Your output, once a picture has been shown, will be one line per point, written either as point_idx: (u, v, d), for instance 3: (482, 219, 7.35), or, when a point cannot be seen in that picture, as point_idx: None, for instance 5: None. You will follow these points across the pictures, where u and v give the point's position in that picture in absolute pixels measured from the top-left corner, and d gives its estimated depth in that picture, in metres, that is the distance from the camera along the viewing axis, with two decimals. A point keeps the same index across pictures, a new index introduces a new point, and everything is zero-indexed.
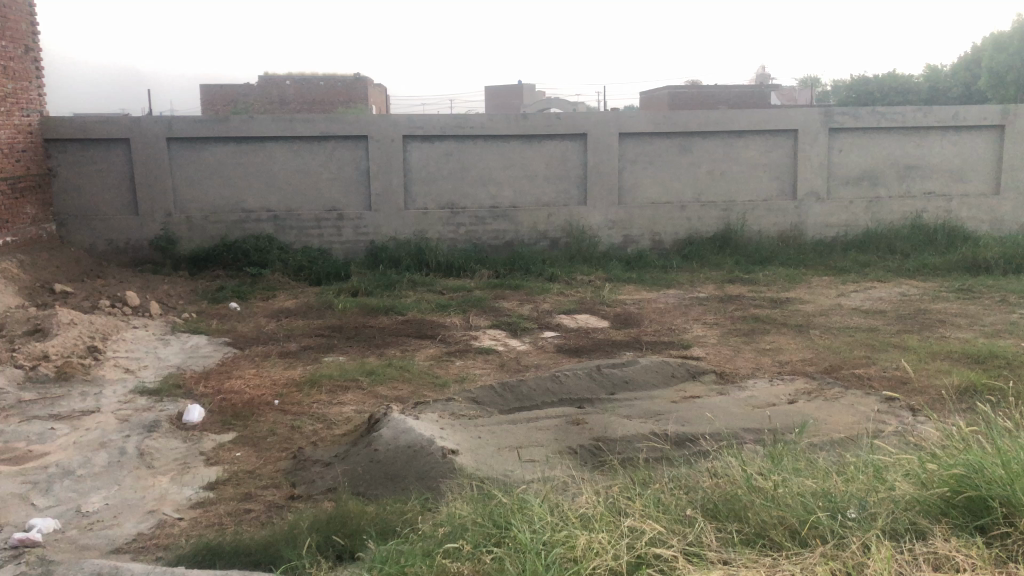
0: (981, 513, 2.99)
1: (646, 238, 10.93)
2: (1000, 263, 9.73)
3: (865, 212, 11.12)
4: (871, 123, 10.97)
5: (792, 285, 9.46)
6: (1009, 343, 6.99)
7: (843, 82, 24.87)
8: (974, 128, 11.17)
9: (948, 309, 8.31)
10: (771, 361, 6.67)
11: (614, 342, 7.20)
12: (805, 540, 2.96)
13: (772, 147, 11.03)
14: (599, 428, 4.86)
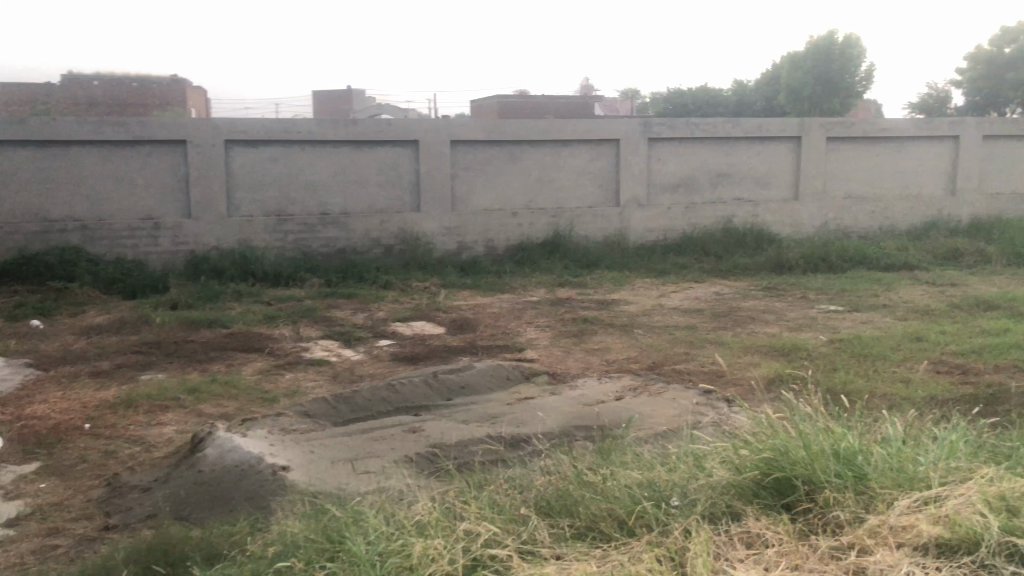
0: (787, 492, 3.24)
1: (478, 244, 11.04)
2: (801, 263, 10.61)
3: (682, 217, 11.79)
4: (685, 133, 11.65)
5: (617, 288, 9.87)
6: (809, 336, 7.63)
7: (660, 94, 26.34)
8: (776, 138, 12.10)
9: (757, 306, 8.97)
10: (600, 360, 6.93)
11: (449, 348, 7.22)
12: (632, 530, 3.09)
13: (596, 156, 11.48)
14: (435, 434, 4.85)
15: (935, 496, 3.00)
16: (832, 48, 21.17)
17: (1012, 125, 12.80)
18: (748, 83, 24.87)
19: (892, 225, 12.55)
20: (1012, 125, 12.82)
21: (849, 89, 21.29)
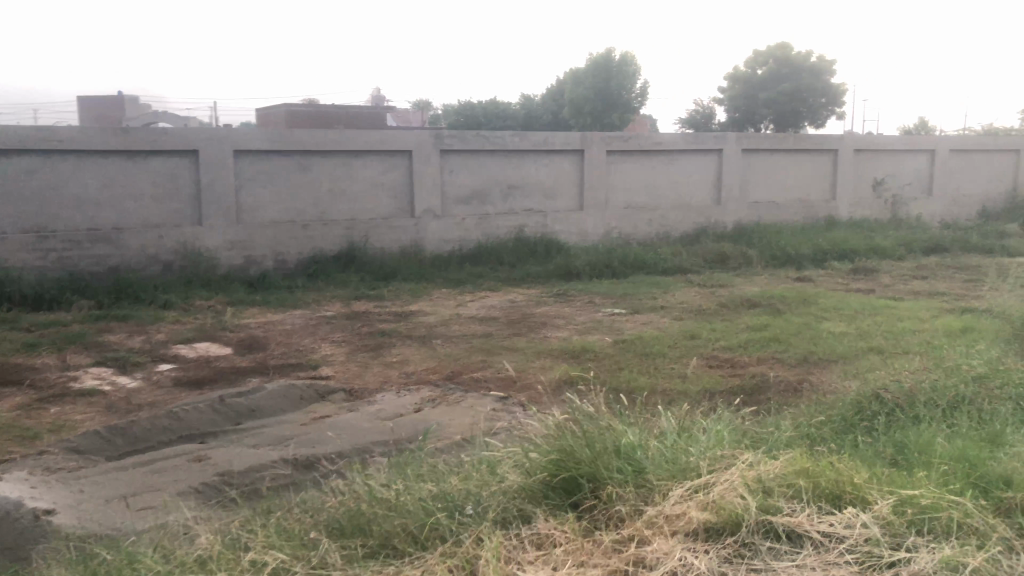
0: (574, 490, 3.39)
1: (268, 259, 10.64)
2: (588, 270, 11.16)
3: (476, 227, 12.01)
4: (476, 145, 11.87)
5: (414, 299, 9.87)
6: (597, 338, 8.03)
7: (452, 106, 26.68)
8: (562, 151, 12.63)
9: (548, 312, 9.31)
10: (397, 373, 6.89)
11: (238, 370, 6.89)
12: (426, 543, 3.10)
13: (388, 167, 11.43)
14: (224, 462, 4.61)
15: (703, 483, 3.26)
16: (610, 65, 22.47)
17: (765, 139, 14.14)
18: (534, 97, 25.77)
19: (666, 231, 13.50)
20: (765, 140, 14.17)
21: (626, 105, 22.68)
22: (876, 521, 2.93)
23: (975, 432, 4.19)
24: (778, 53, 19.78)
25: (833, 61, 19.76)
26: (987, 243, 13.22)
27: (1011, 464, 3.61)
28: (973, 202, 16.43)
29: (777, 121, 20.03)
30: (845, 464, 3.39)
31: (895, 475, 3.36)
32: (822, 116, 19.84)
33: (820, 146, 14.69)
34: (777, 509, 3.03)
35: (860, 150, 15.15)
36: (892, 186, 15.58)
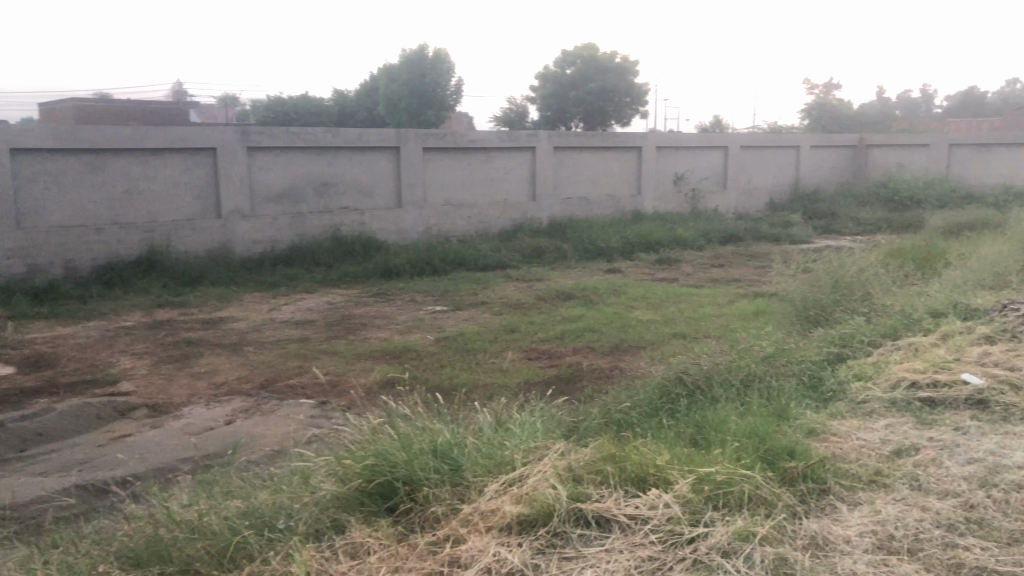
0: (390, 495, 3.34)
1: (55, 267, 9.74)
2: (407, 269, 11.09)
3: (289, 228, 11.59)
4: (286, 142, 11.45)
5: (224, 305, 9.39)
6: (417, 337, 7.99)
7: (260, 102, 25.58)
8: (377, 148, 12.43)
9: (367, 312, 9.16)
10: (206, 384, 6.52)
11: (22, 391, 6.25)
12: (233, 564, 2.95)
13: (191, 166, 10.79)
14: (3, 495, 4.16)
15: (517, 477, 3.32)
16: (423, 63, 22.40)
17: (575, 136, 14.64)
18: (348, 93, 25.19)
19: (484, 228, 13.64)
20: (575, 138, 14.67)
21: (441, 102, 22.74)
22: (677, 500, 3.10)
23: (764, 408, 4.54)
24: (585, 53, 20.57)
25: (635, 62, 20.80)
26: (775, 232, 14.40)
27: (793, 436, 3.93)
28: (762, 194, 17.83)
29: (586, 119, 20.76)
30: (649, 448, 3.56)
31: (693, 454, 3.56)
32: (627, 116, 20.82)
33: (626, 143, 15.40)
34: (586, 496, 3.13)
35: (661, 147, 16.02)
36: (691, 181, 16.60)
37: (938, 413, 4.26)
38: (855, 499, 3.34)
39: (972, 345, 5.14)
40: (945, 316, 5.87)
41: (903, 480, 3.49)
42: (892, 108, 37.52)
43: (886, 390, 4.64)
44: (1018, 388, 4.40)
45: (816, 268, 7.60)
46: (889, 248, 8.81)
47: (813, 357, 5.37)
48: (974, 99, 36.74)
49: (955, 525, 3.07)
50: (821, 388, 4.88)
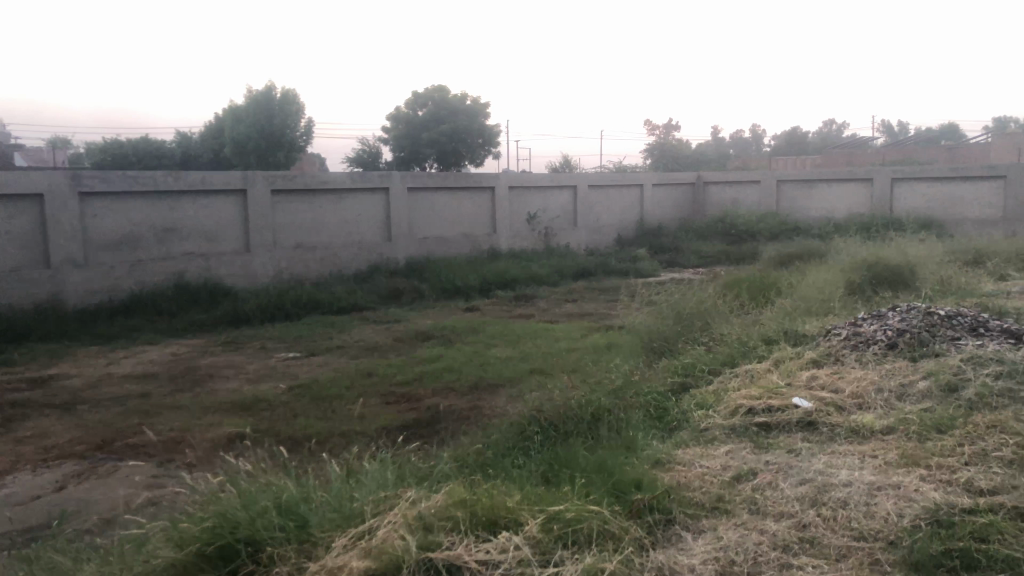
0: (232, 557, 3.17)
1: None
2: (258, 315, 10.71)
3: (127, 276, 10.92)
4: (122, 186, 10.81)
5: (55, 361, 8.70)
6: (269, 386, 7.69)
7: (95, 144, 24.10)
8: (222, 191, 11.97)
9: (215, 362, 8.74)
10: (34, 449, 5.98)
11: None
12: None
13: (15, 213, 9.96)
14: None
15: (367, 529, 3.22)
16: (271, 103, 21.90)
17: (428, 177, 14.67)
18: (190, 135, 24.15)
19: (339, 270, 13.38)
20: (428, 178, 14.70)
21: (290, 144, 22.30)
22: (527, 542, 3.10)
23: (614, 441, 4.66)
24: (436, 95, 20.75)
25: (486, 104, 21.23)
26: (623, 266, 14.92)
27: (641, 467, 4.03)
28: (611, 231, 18.46)
29: (440, 159, 20.94)
30: (500, 489, 3.55)
31: (544, 493, 3.59)
32: (479, 156, 21.29)
33: (478, 183, 15.58)
34: (437, 544, 3.08)
35: (513, 187, 16.33)
36: (544, 219, 16.97)
37: (773, 437, 4.49)
38: (699, 527, 3.46)
39: (801, 369, 5.48)
40: (777, 342, 6.24)
41: (743, 504, 3.65)
42: (726, 147, 40.11)
43: (726, 417, 4.86)
44: (842, 409, 4.71)
45: (661, 300, 7.91)
46: (726, 280, 9.31)
47: (658, 388, 5.58)
48: (797, 139, 39.90)
49: (789, 545, 3.23)
50: (667, 419, 5.05)
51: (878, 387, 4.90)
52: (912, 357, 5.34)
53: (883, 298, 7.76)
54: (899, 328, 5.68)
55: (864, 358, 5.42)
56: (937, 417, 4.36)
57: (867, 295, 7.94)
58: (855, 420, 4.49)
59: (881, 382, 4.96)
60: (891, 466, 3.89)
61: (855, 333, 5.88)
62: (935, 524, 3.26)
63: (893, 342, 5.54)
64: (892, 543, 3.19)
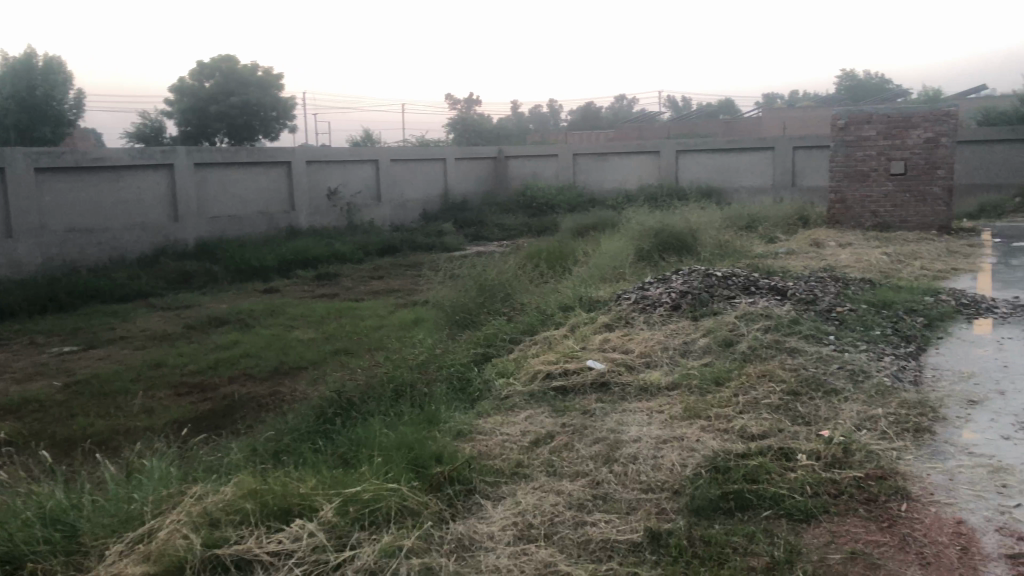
0: None
1: None
2: (25, 308, 9.66)
3: None
4: None
5: None
6: (41, 385, 6.96)
7: None
8: None
9: None
10: None
11: None
12: None
13: None
14: None
15: (146, 532, 2.97)
16: (32, 73, 19.75)
17: (218, 153, 13.85)
18: None
19: (120, 254, 12.35)
20: (218, 154, 13.87)
21: (58, 117, 20.28)
22: (322, 527, 2.99)
23: (416, 416, 4.62)
24: (224, 65, 19.56)
25: (278, 75, 20.34)
26: (429, 241, 14.89)
27: (442, 440, 4.02)
28: (415, 206, 18.35)
29: (232, 133, 19.82)
30: (294, 476, 3.41)
31: (341, 475, 3.49)
32: (274, 129, 20.40)
33: (273, 158, 14.92)
34: (225, 540, 2.90)
35: (311, 162, 15.79)
36: (345, 195, 16.55)
37: (570, 400, 4.63)
38: (498, 494, 3.50)
39: (595, 333, 5.69)
40: (573, 309, 6.45)
41: (540, 467, 3.72)
42: (525, 122, 41.09)
43: (525, 384, 4.96)
44: (632, 368, 4.94)
45: (463, 273, 7.94)
46: (526, 252, 9.52)
47: (460, 360, 5.59)
48: (591, 114, 41.67)
49: (584, 503, 3.33)
50: (469, 390, 5.08)
51: (664, 346, 5.18)
52: (694, 315, 5.70)
53: (670, 262, 8.24)
54: (681, 290, 6.03)
55: (651, 320, 5.71)
56: (714, 370, 4.68)
57: (656, 260, 8.40)
58: (643, 379, 4.73)
59: (667, 341, 5.25)
60: (676, 419, 4.12)
61: (643, 296, 6.19)
62: (713, 470, 3.49)
63: (677, 304, 5.88)
64: (677, 492, 3.37)
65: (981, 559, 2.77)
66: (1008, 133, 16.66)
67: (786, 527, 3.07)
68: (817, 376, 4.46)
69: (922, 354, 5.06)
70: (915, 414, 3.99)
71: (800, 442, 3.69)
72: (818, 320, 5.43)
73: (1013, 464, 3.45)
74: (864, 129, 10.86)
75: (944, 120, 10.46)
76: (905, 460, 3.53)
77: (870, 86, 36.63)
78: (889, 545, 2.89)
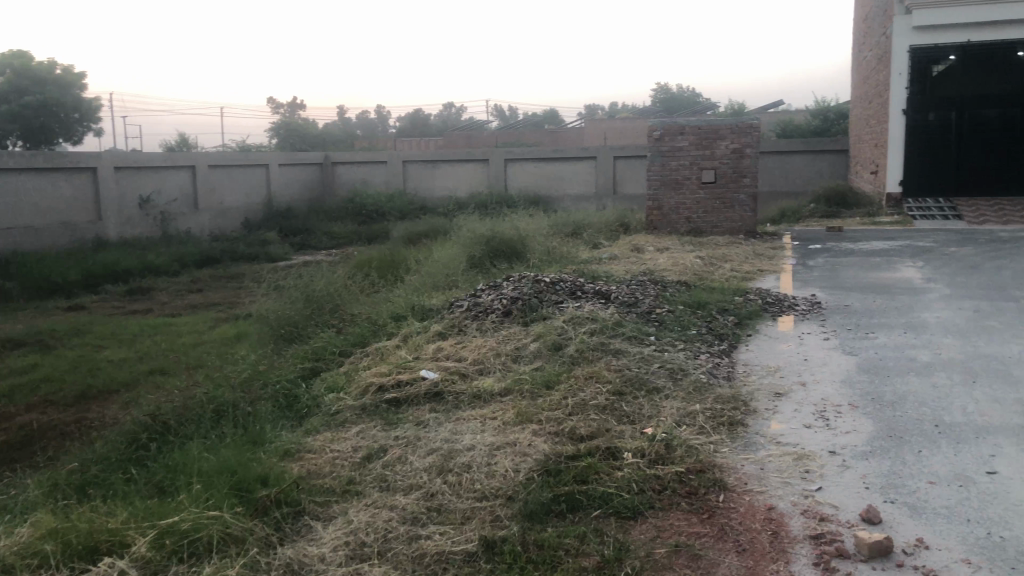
0: None
1: None
2: None
3: None
4: None
5: None
6: None
7: None
8: None
9: None
10: None
11: None
12: None
13: None
14: None
15: None
16: None
17: (11, 157, 12.63)
18: None
19: None
20: (11, 158, 12.64)
21: None
22: (134, 564, 2.78)
23: (240, 438, 4.39)
24: (17, 62, 17.93)
25: (80, 75, 18.92)
26: (252, 251, 14.30)
27: (269, 461, 3.84)
28: (236, 214, 17.58)
29: (28, 137, 18.18)
30: (101, 510, 3.14)
31: (156, 505, 3.26)
32: (77, 132, 19.06)
33: (76, 164, 13.80)
34: None
35: (119, 168, 14.74)
36: (159, 203, 15.57)
37: (402, 412, 4.56)
38: (329, 513, 3.38)
39: (427, 342, 5.65)
40: (404, 319, 6.38)
41: (373, 483, 3.63)
42: (352, 128, 40.54)
43: (357, 397, 4.84)
44: (465, 376, 4.94)
45: (289, 285, 7.67)
46: (356, 262, 9.33)
47: (287, 377, 5.39)
48: (420, 121, 41.76)
49: (418, 517, 3.28)
50: (297, 406, 4.89)
51: (496, 352, 5.22)
52: (524, 321, 5.79)
53: (499, 269, 8.35)
54: (512, 296, 6.11)
55: (483, 326, 5.75)
56: (545, 374, 4.76)
57: (486, 267, 8.49)
58: (476, 386, 4.73)
59: (498, 347, 5.29)
60: (508, 425, 4.16)
61: (475, 303, 6.22)
62: (545, 474, 3.54)
63: (508, 309, 5.94)
64: (510, 498, 3.38)
65: (789, 542, 2.98)
66: (804, 145, 18.23)
67: (615, 525, 3.16)
68: (640, 376, 4.65)
69: (734, 351, 5.40)
70: (729, 409, 4.24)
71: (627, 441, 3.82)
72: (640, 322, 5.68)
73: (814, 450, 3.74)
74: (677, 139, 11.50)
75: (747, 132, 11.26)
76: (722, 452, 3.75)
77: (681, 99, 38.98)
78: (709, 536, 3.05)
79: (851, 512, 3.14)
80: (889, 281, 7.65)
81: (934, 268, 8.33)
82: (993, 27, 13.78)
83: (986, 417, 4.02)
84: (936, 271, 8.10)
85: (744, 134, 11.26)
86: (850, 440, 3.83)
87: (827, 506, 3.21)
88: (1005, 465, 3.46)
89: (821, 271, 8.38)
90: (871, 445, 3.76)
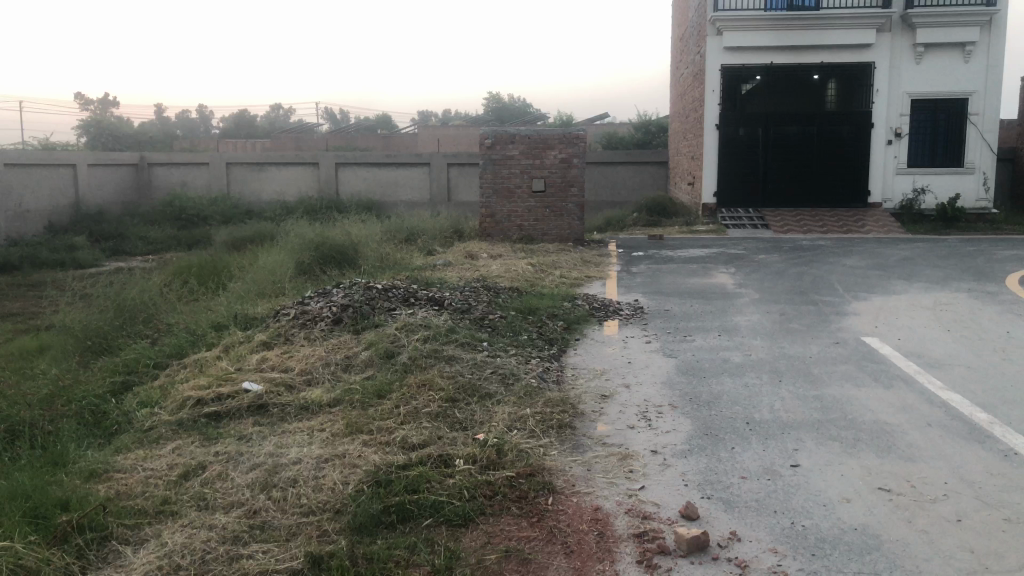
0: None
1: None
2: None
3: None
4: None
5: None
6: None
7: None
8: None
9: None
10: None
11: None
12: None
13: None
14: None
15: None
16: None
17: None
18: None
19: None
20: None
21: None
22: None
23: (37, 461, 3.98)
24: None
25: None
26: (57, 256, 13.14)
27: (70, 484, 3.52)
28: (38, 217, 16.13)
29: None
30: None
31: None
32: None
33: None
34: None
35: None
36: None
37: (223, 426, 4.32)
38: (139, 537, 3.13)
39: (251, 352, 5.39)
40: (226, 328, 6.06)
41: (189, 502, 3.40)
42: (171, 128, 38.26)
43: (173, 413, 4.53)
44: (292, 387, 4.75)
45: (98, 292, 7.10)
46: (174, 269, 8.78)
47: (94, 392, 4.96)
48: (246, 122, 40.08)
49: (239, 536, 3.10)
50: (105, 423, 4.51)
51: (325, 362, 5.05)
52: (355, 329, 5.64)
53: (330, 276, 8.13)
54: (343, 303, 5.95)
55: (312, 335, 5.56)
56: (376, 383, 4.66)
57: (316, 274, 8.24)
58: (304, 397, 4.56)
59: (328, 356, 5.13)
60: (337, 436, 4.02)
61: (303, 311, 6.00)
62: (375, 485, 3.45)
63: (339, 317, 5.79)
64: (338, 512, 3.27)
65: (614, 541, 3.06)
66: (627, 157, 19.07)
67: (446, 533, 3.13)
68: (472, 382, 4.64)
69: (563, 355, 5.53)
70: (559, 412, 4.33)
71: (458, 447, 3.80)
72: (473, 328, 5.69)
73: (638, 450, 3.88)
74: (508, 148, 11.67)
75: (574, 143, 11.62)
76: (551, 455, 3.81)
77: (513, 110, 39.77)
78: (538, 539, 3.08)
79: (670, 509, 3.28)
80: (705, 287, 8.11)
81: (744, 274, 8.93)
82: (791, 52, 15.03)
83: (790, 414, 4.33)
84: (746, 277, 8.68)
85: (571, 145, 11.61)
86: (669, 440, 4.00)
87: (649, 504, 3.33)
88: (807, 458, 3.73)
89: (644, 278, 8.77)
90: (688, 443, 3.95)
